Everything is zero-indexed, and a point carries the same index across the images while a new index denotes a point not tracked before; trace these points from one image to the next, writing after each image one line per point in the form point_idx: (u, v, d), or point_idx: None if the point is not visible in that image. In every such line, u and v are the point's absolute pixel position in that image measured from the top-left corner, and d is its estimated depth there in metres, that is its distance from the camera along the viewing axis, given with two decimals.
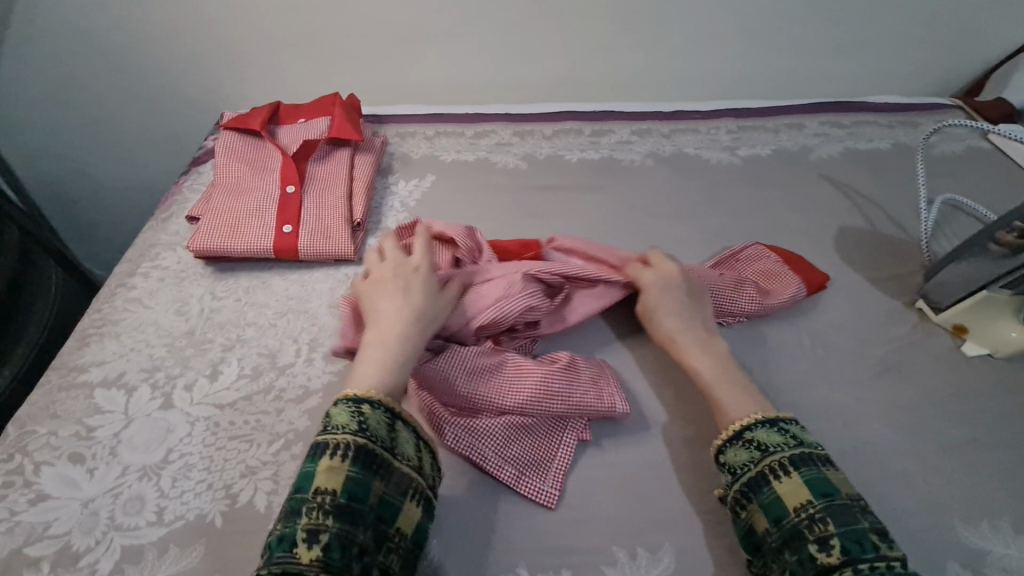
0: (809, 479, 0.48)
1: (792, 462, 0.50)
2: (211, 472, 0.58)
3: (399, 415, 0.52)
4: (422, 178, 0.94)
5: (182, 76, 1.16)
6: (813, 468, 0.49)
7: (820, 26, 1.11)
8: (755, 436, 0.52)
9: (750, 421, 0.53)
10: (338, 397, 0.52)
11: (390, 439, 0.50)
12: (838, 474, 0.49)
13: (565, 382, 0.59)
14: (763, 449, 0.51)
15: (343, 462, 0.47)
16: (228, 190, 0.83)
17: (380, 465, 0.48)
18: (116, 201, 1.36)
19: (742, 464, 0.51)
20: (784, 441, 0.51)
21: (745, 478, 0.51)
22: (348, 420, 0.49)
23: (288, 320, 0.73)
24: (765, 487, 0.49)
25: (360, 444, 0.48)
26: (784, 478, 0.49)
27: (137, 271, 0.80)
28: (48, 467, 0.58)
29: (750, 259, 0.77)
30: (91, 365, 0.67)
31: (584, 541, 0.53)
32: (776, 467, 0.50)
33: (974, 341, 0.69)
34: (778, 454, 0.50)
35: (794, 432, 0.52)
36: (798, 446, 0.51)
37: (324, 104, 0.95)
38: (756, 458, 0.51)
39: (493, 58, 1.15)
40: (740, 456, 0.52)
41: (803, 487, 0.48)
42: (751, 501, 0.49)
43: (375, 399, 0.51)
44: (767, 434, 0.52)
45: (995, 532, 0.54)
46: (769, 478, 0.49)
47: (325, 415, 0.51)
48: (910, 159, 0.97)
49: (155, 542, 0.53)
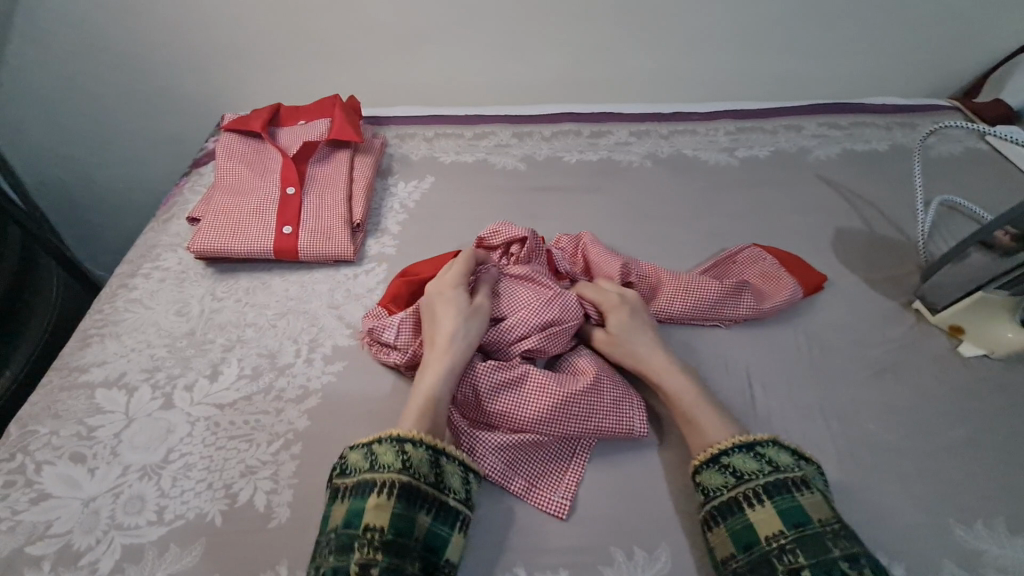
0: (782, 508, 0.49)
1: (765, 490, 0.50)
2: (211, 472, 0.58)
3: (443, 451, 0.53)
4: (422, 179, 0.95)
5: (184, 78, 1.16)
6: (787, 496, 0.50)
7: (818, 28, 1.12)
8: (731, 462, 0.53)
9: (727, 446, 0.54)
10: (382, 434, 0.53)
11: (434, 475, 0.51)
12: (814, 498, 0.50)
13: (585, 398, 0.59)
14: (737, 475, 0.52)
15: (388, 500, 0.48)
16: (228, 192, 0.84)
17: (425, 502, 0.50)
18: (117, 202, 1.37)
19: (716, 488, 0.52)
20: (760, 467, 0.52)
21: (717, 501, 0.52)
22: (393, 459, 0.51)
23: (288, 320, 0.73)
24: (737, 512, 0.50)
25: (405, 482, 0.49)
26: (758, 506, 0.50)
27: (138, 272, 0.80)
28: (49, 467, 0.59)
29: (747, 261, 0.78)
30: (92, 365, 0.68)
31: (578, 540, 0.53)
32: (749, 495, 0.51)
33: (970, 342, 0.69)
34: (752, 482, 0.51)
35: (771, 456, 0.53)
36: (773, 471, 0.52)
37: (324, 105, 0.96)
38: (729, 483, 0.52)
39: (493, 59, 1.15)
40: (716, 479, 0.53)
41: (776, 516, 0.49)
42: (719, 524, 0.50)
43: (418, 437, 0.52)
44: (743, 461, 0.53)
45: (991, 532, 0.54)
46: (743, 504, 0.50)
47: (368, 449, 0.52)
48: (907, 161, 0.97)
49: (155, 541, 0.54)
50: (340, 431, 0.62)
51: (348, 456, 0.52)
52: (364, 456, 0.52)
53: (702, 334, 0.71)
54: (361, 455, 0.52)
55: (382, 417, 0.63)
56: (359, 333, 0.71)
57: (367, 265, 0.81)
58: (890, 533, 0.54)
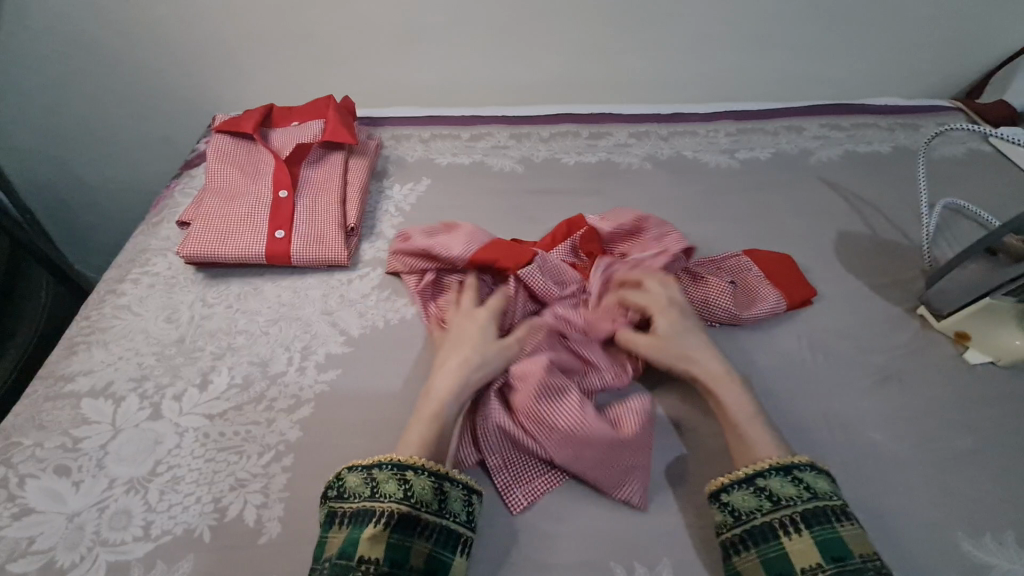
0: (820, 540, 0.47)
1: (804, 519, 0.48)
2: (201, 485, 0.57)
3: (446, 476, 0.51)
4: (417, 182, 0.93)
5: (175, 77, 1.14)
6: (826, 526, 0.47)
7: (819, 27, 1.10)
8: (767, 484, 0.51)
9: (766, 466, 0.52)
10: (381, 460, 0.51)
11: (438, 502, 0.50)
12: (853, 529, 0.48)
13: (612, 444, 0.56)
14: (774, 500, 0.50)
15: (385, 530, 0.47)
16: (219, 195, 0.82)
17: (425, 530, 0.48)
18: (108, 204, 1.35)
19: (749, 511, 0.50)
20: (798, 494, 0.49)
21: (751, 525, 0.49)
22: (394, 488, 0.49)
23: (280, 327, 0.72)
24: (772, 539, 0.48)
25: (404, 513, 0.48)
26: (795, 535, 0.48)
27: (127, 277, 0.78)
28: (33, 480, 0.57)
29: (733, 270, 0.76)
30: (78, 374, 0.66)
31: (576, 555, 0.52)
32: (786, 522, 0.48)
33: (976, 349, 0.68)
34: (790, 508, 0.49)
35: (809, 481, 0.50)
36: (812, 499, 0.49)
37: (317, 106, 0.94)
38: (765, 508, 0.49)
39: (491, 59, 1.13)
40: (748, 502, 0.50)
41: (814, 548, 0.47)
42: (750, 548, 0.48)
43: (420, 464, 0.51)
44: (781, 484, 0.50)
45: (1000, 546, 0.53)
46: (779, 532, 0.48)
47: (366, 474, 0.50)
48: (910, 162, 0.96)
49: (142, 558, 0.52)
50: (333, 442, 0.60)
51: (345, 478, 0.51)
52: (365, 481, 0.50)
53: None
54: (360, 479, 0.50)
55: (377, 427, 0.61)
56: (353, 340, 0.70)
57: (361, 270, 0.79)
58: (896, 545, 0.53)
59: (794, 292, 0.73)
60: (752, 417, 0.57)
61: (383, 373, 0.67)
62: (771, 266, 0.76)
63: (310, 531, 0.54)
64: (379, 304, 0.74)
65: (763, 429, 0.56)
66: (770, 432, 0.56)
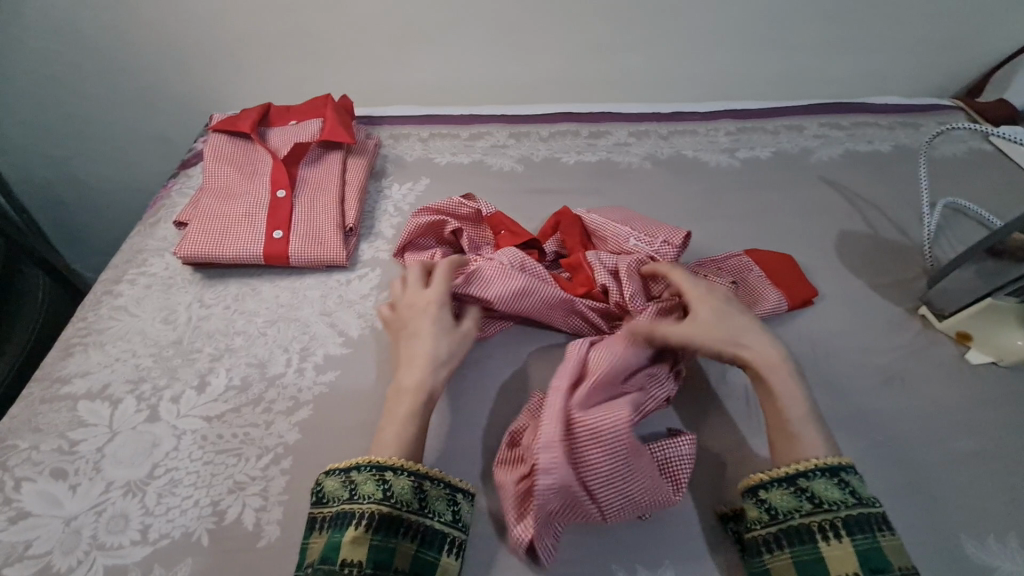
0: (859, 548, 0.46)
1: (846, 525, 0.47)
2: (199, 488, 0.56)
3: (426, 475, 0.51)
4: (416, 181, 0.92)
5: (172, 76, 1.13)
6: (867, 534, 0.47)
7: (820, 26, 1.10)
8: (811, 486, 0.50)
9: (811, 467, 0.50)
10: (360, 461, 0.51)
11: (419, 502, 0.49)
12: (893, 539, 0.47)
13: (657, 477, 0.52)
14: (816, 502, 0.49)
15: (366, 533, 0.46)
16: (217, 195, 0.81)
17: (406, 530, 0.48)
18: (105, 203, 1.34)
19: (788, 511, 0.49)
20: (842, 499, 0.49)
21: (788, 525, 0.49)
22: (372, 488, 0.49)
23: (278, 328, 0.71)
24: (808, 541, 0.48)
25: (385, 513, 0.47)
26: (834, 541, 0.47)
27: (124, 277, 0.78)
28: (30, 484, 0.56)
29: (733, 269, 0.75)
30: (74, 376, 0.65)
31: (579, 557, 0.52)
32: (826, 526, 0.48)
33: (979, 349, 0.68)
34: (831, 513, 0.48)
35: (854, 485, 0.49)
36: (857, 505, 0.48)
37: (315, 106, 0.93)
38: (806, 509, 0.49)
39: (489, 57, 1.13)
40: (788, 502, 0.50)
41: (852, 555, 0.46)
42: (784, 548, 0.48)
43: (399, 464, 0.50)
44: (826, 487, 0.49)
45: (1004, 547, 0.53)
46: (817, 535, 0.48)
47: (346, 476, 0.50)
48: (911, 161, 0.95)
49: (139, 562, 0.52)
50: (333, 444, 0.60)
51: (325, 483, 0.50)
52: (343, 485, 0.50)
53: None
54: (338, 483, 0.50)
55: (377, 429, 0.61)
56: (352, 342, 0.69)
57: (360, 270, 0.79)
58: None
59: (795, 292, 0.73)
60: (802, 412, 0.54)
61: (384, 374, 0.66)
62: (771, 266, 0.76)
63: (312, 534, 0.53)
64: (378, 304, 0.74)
65: (811, 425, 0.54)
66: (819, 429, 0.53)
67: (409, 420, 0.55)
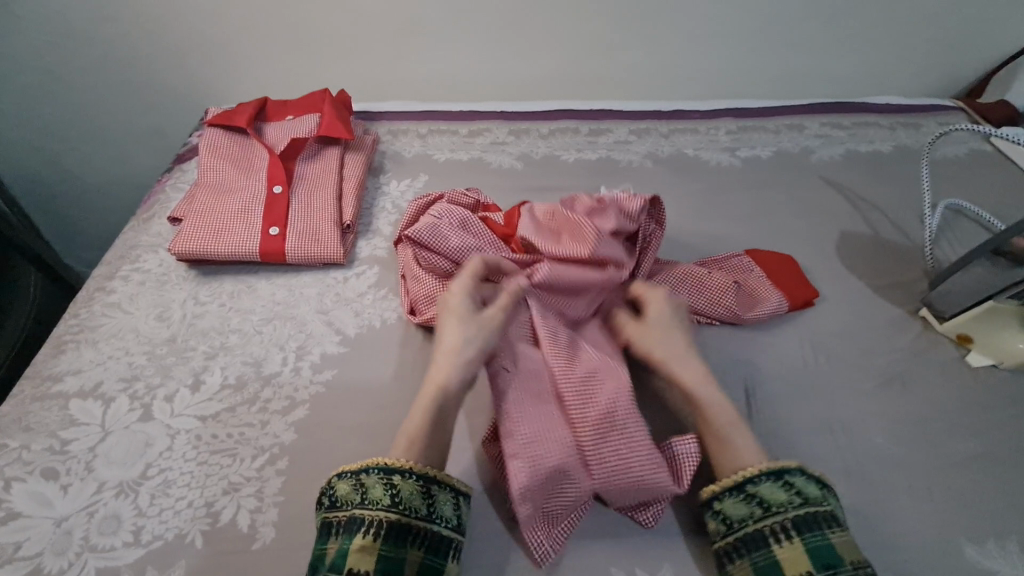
0: (810, 547, 0.46)
1: (795, 526, 0.47)
2: (193, 489, 0.55)
3: (436, 480, 0.50)
4: (414, 178, 0.91)
5: (167, 69, 1.12)
6: (816, 533, 0.46)
7: (821, 25, 1.10)
8: (757, 490, 0.49)
9: (753, 472, 0.50)
10: (370, 463, 0.50)
11: (427, 507, 0.48)
12: (844, 536, 0.47)
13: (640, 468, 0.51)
14: (765, 506, 0.49)
15: (375, 541, 0.45)
16: (212, 191, 0.80)
17: (416, 537, 0.47)
18: (98, 197, 1.32)
19: (741, 518, 0.49)
20: (789, 499, 0.48)
21: (741, 535, 0.48)
22: (382, 494, 0.48)
23: (275, 326, 0.70)
24: (763, 547, 0.47)
25: (395, 521, 0.46)
26: (786, 543, 0.46)
27: (117, 274, 0.76)
28: (20, 484, 0.55)
29: (733, 269, 0.75)
30: (66, 374, 0.64)
31: (579, 561, 0.51)
32: (777, 530, 0.47)
33: (979, 352, 0.67)
34: (781, 515, 0.48)
35: (799, 485, 0.49)
36: (803, 504, 0.48)
37: (312, 100, 0.92)
38: (756, 514, 0.48)
39: (488, 53, 1.12)
40: (739, 510, 0.49)
41: (805, 555, 0.45)
42: (742, 555, 0.48)
43: (409, 468, 0.49)
44: (771, 489, 0.49)
45: (1003, 552, 0.53)
46: (770, 539, 0.47)
47: (358, 479, 0.49)
48: (912, 162, 0.95)
49: (132, 564, 0.51)
50: (329, 445, 0.59)
51: (337, 486, 0.49)
52: (355, 488, 0.48)
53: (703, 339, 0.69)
54: (350, 487, 0.49)
55: (374, 429, 0.60)
56: (350, 340, 0.69)
57: (357, 268, 0.78)
58: (899, 551, 0.53)
59: (796, 293, 0.72)
60: (732, 421, 0.54)
61: (383, 374, 0.65)
62: (771, 267, 0.75)
63: (307, 536, 0.53)
64: (376, 303, 0.73)
65: (743, 432, 0.54)
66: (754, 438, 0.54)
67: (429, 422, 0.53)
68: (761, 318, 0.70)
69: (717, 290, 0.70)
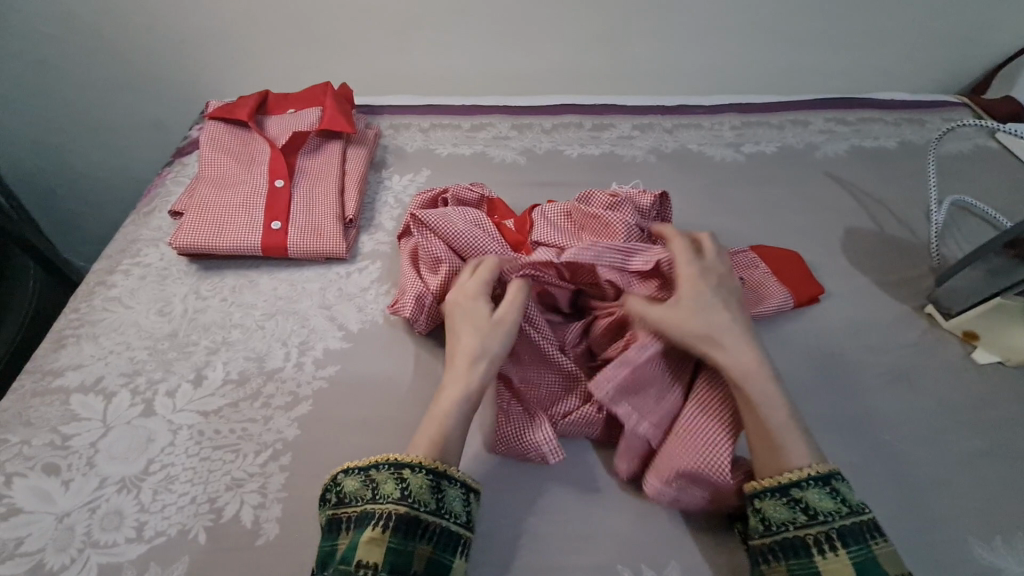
0: (857, 561, 0.45)
1: (840, 537, 0.46)
2: (196, 484, 0.55)
3: (445, 473, 0.50)
4: (417, 172, 0.91)
5: (167, 63, 1.11)
6: (862, 546, 0.46)
7: (826, 20, 1.09)
8: (804, 496, 0.48)
9: (803, 476, 0.49)
10: (379, 459, 0.50)
11: (436, 502, 0.48)
12: (887, 547, 0.46)
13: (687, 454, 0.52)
14: (810, 513, 0.47)
15: (383, 534, 0.45)
16: (213, 184, 0.79)
17: (425, 531, 0.46)
18: (97, 192, 1.31)
19: (782, 522, 0.48)
20: (836, 508, 0.47)
21: (781, 538, 0.47)
22: (391, 488, 0.48)
23: (277, 321, 0.70)
24: (803, 555, 0.46)
25: (404, 514, 0.46)
26: (830, 554, 0.46)
27: (117, 268, 0.76)
28: (21, 479, 0.55)
29: (738, 265, 0.75)
30: (67, 369, 0.64)
31: (586, 557, 0.51)
32: (822, 539, 0.46)
33: (985, 349, 0.67)
34: (825, 525, 0.46)
35: (844, 493, 0.48)
36: (850, 515, 0.47)
37: (314, 93, 0.91)
38: (800, 520, 0.47)
39: (490, 47, 1.11)
40: (780, 513, 0.48)
41: (850, 567, 0.45)
42: (779, 559, 0.47)
43: (416, 462, 0.49)
44: (819, 497, 0.48)
45: (1010, 548, 0.52)
46: (812, 548, 0.46)
47: (366, 475, 0.49)
48: (917, 158, 0.95)
49: (135, 560, 0.50)
50: (331, 441, 0.58)
51: (343, 482, 0.49)
52: (364, 483, 0.49)
53: None
54: (358, 482, 0.49)
55: (378, 425, 0.60)
56: (353, 335, 0.68)
57: (360, 263, 0.77)
58: (906, 547, 0.52)
59: (801, 290, 0.72)
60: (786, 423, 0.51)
61: (388, 368, 0.65)
62: (775, 263, 0.75)
63: (310, 533, 0.52)
64: (378, 298, 0.72)
65: (795, 437, 0.51)
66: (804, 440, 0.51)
67: (454, 422, 0.53)
68: (767, 314, 0.70)
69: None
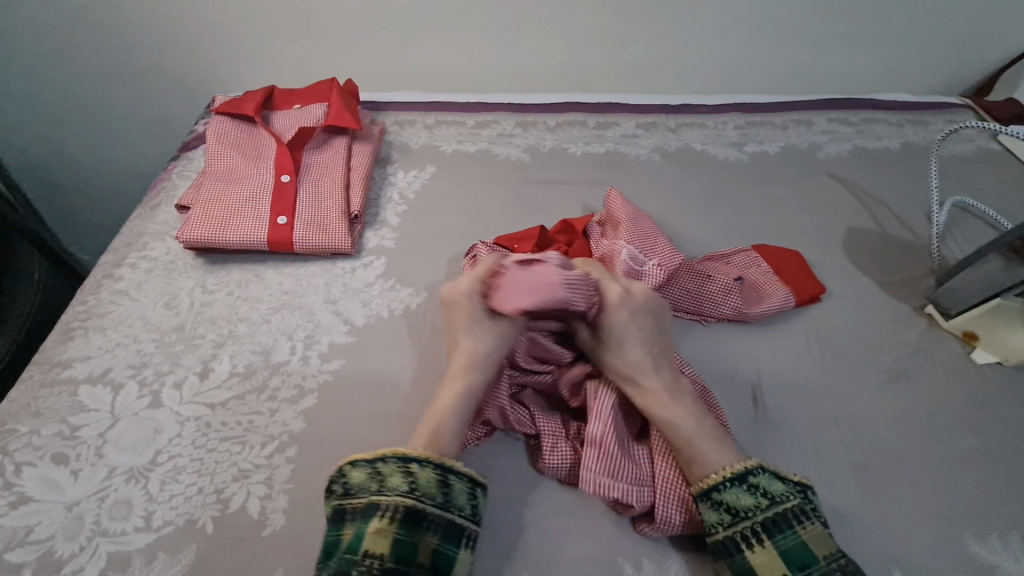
0: (783, 549, 0.46)
1: (764, 529, 0.47)
2: (202, 475, 0.56)
3: (451, 469, 0.50)
4: (422, 169, 0.91)
5: (175, 57, 1.11)
6: (788, 534, 0.47)
7: (830, 20, 1.09)
8: (723, 497, 0.50)
9: (721, 478, 0.50)
10: (385, 452, 0.51)
11: (442, 496, 0.49)
12: (816, 530, 0.47)
13: (673, 481, 0.54)
14: (733, 512, 0.49)
15: (390, 525, 0.46)
16: (221, 178, 0.80)
17: (431, 524, 0.47)
18: (101, 184, 1.32)
19: (712, 526, 0.49)
20: (755, 503, 0.49)
21: (714, 540, 0.49)
22: (398, 480, 0.49)
23: (283, 315, 0.70)
24: (735, 554, 0.48)
25: (410, 506, 0.47)
26: (758, 548, 0.47)
27: (124, 261, 0.76)
28: (30, 468, 0.56)
29: (740, 265, 0.76)
30: (75, 360, 0.65)
31: (585, 551, 0.52)
32: (748, 534, 0.48)
33: (984, 349, 0.68)
34: (749, 520, 0.48)
35: (763, 486, 0.50)
36: (771, 506, 0.48)
37: (319, 89, 0.91)
38: (725, 521, 0.49)
39: (495, 44, 1.11)
40: (709, 517, 0.50)
41: (778, 559, 0.46)
42: (719, 562, 0.48)
43: (425, 457, 0.50)
44: (738, 496, 0.50)
45: (1006, 547, 0.53)
46: (741, 545, 0.48)
47: (372, 467, 0.50)
48: (919, 160, 0.95)
49: (143, 549, 0.51)
50: (336, 434, 0.59)
51: (349, 474, 0.50)
52: (370, 476, 0.49)
53: (704, 336, 0.70)
54: (364, 474, 0.49)
55: (381, 419, 0.61)
56: (359, 331, 0.69)
57: (365, 258, 0.78)
58: (902, 545, 0.53)
59: (802, 290, 0.73)
60: (703, 433, 0.53)
61: (396, 363, 0.66)
62: (776, 264, 0.76)
63: (317, 524, 0.53)
64: (383, 294, 0.73)
65: (716, 440, 0.53)
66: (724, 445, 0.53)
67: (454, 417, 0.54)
68: (770, 314, 0.71)
69: (718, 292, 0.69)
